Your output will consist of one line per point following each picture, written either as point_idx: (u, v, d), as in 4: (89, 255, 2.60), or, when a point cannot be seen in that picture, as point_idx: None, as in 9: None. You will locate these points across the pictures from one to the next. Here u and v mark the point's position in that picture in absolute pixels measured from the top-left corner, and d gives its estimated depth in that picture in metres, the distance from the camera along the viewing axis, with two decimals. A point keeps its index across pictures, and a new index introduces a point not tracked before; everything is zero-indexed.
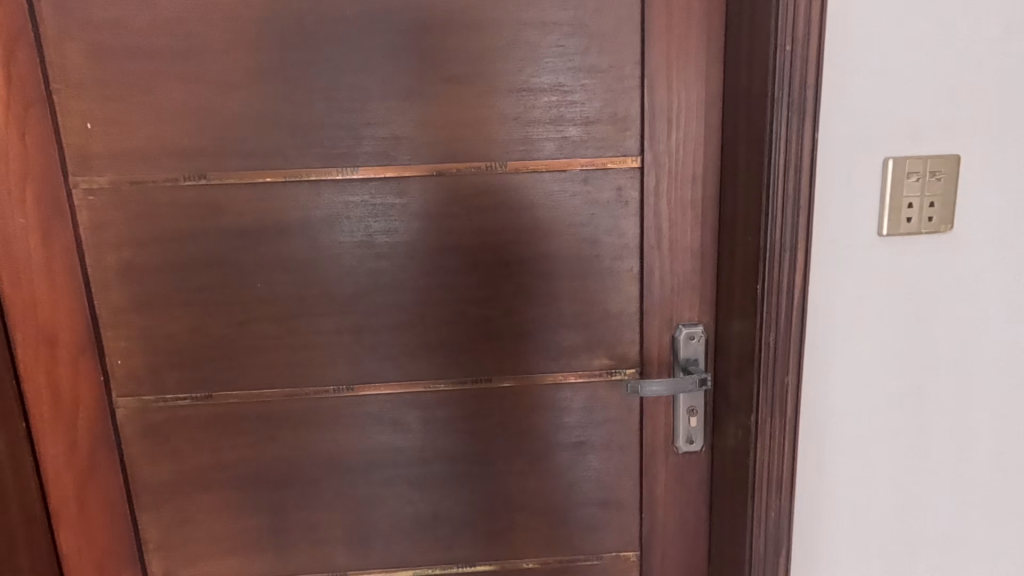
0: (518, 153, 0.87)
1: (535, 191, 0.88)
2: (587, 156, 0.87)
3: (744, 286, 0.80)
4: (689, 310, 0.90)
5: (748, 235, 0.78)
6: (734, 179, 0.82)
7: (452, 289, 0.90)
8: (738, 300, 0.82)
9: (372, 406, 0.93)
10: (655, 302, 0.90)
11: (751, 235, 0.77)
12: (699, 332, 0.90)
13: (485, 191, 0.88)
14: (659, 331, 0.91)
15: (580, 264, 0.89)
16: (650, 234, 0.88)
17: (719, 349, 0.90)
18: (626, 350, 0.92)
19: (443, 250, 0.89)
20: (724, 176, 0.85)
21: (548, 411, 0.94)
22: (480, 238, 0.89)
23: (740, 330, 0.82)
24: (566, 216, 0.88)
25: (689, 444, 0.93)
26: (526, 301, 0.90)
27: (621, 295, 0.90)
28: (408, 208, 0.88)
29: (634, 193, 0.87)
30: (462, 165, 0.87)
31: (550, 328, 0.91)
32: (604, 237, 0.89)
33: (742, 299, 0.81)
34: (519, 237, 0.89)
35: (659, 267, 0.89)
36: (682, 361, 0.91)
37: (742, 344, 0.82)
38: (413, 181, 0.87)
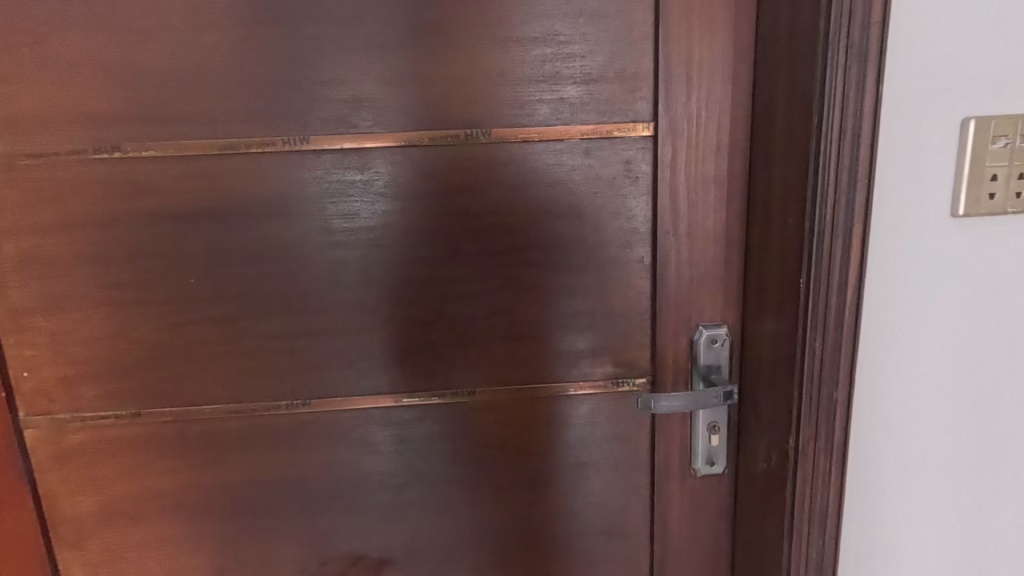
0: (506, 118, 0.71)
1: (526, 165, 0.72)
2: (589, 122, 0.71)
3: (783, 280, 0.65)
4: (710, 308, 0.76)
5: (790, 216, 0.63)
6: (770, 148, 0.66)
7: (427, 284, 0.75)
8: (774, 297, 0.67)
9: (334, 423, 0.78)
10: (670, 299, 0.75)
11: (794, 217, 0.62)
12: (722, 334, 0.76)
13: (467, 166, 0.72)
14: (674, 334, 0.76)
15: (581, 254, 0.75)
16: (665, 217, 0.73)
17: (746, 354, 0.75)
18: (635, 356, 0.77)
19: (416, 236, 0.74)
20: (755, 146, 0.70)
21: (544, 427, 0.79)
22: (460, 222, 0.74)
23: (776, 333, 0.67)
24: (565, 195, 0.73)
25: (711, 466, 0.79)
26: (516, 298, 0.76)
27: (630, 290, 0.76)
28: (373, 187, 0.73)
29: (645, 167, 0.72)
30: (437, 133, 0.72)
31: (546, 330, 0.77)
32: (610, 221, 0.74)
33: (778, 295, 0.66)
34: (508, 220, 0.74)
35: (675, 256, 0.74)
36: (704, 370, 0.76)
37: (779, 351, 0.67)
38: (378, 152, 0.72)
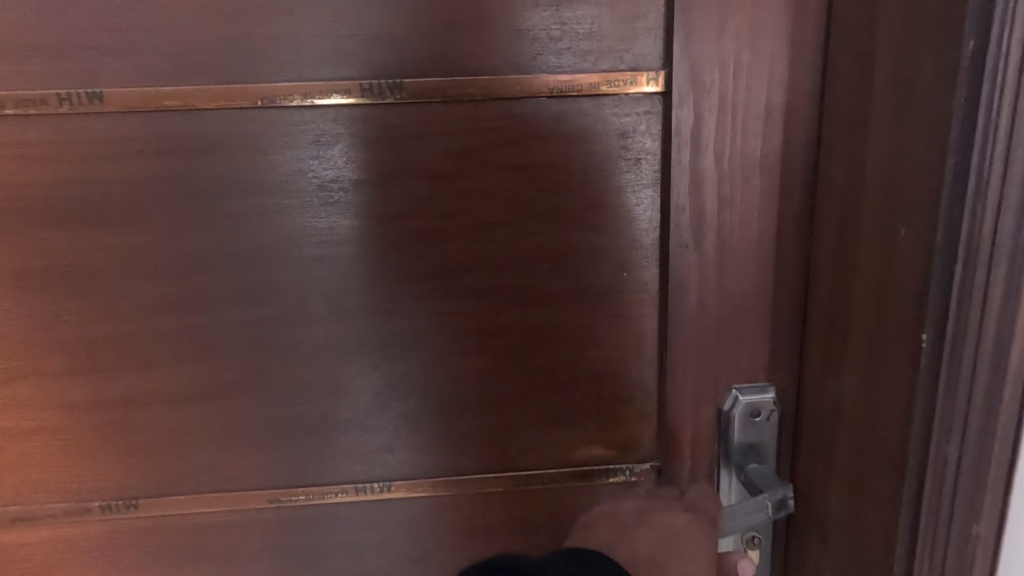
0: (429, 64, 0.45)
1: (462, 142, 0.46)
2: (562, 69, 0.45)
3: (887, 335, 0.39)
4: (749, 361, 0.50)
5: (912, 228, 0.36)
6: (863, 112, 0.40)
7: (313, 326, 0.49)
8: (865, 359, 0.41)
9: (178, 533, 0.52)
10: (687, 348, 0.49)
11: (918, 232, 0.36)
12: (768, 403, 0.50)
13: (370, 142, 0.46)
14: (692, 399, 0.50)
15: (550, 279, 0.49)
16: (682, 223, 0.47)
17: (801, 436, 0.49)
18: (633, 431, 0.52)
19: (292, 251, 0.47)
20: (829, 110, 0.43)
21: (496, 531, 0.54)
22: (361, 231, 0.47)
23: (867, 418, 0.41)
24: (524, 189, 0.47)
25: None
26: (453, 345, 0.50)
27: (625, 333, 0.50)
28: (215, 174, 0.45)
29: (649, 143, 0.46)
30: (315, 85, 0.44)
31: (498, 392, 0.51)
32: (595, 230, 0.48)
33: (872, 353, 0.40)
34: (438, 228, 0.48)
35: (696, 283, 0.48)
36: (740, 455, 0.50)
37: (873, 448, 0.41)
38: (218, 117, 0.44)
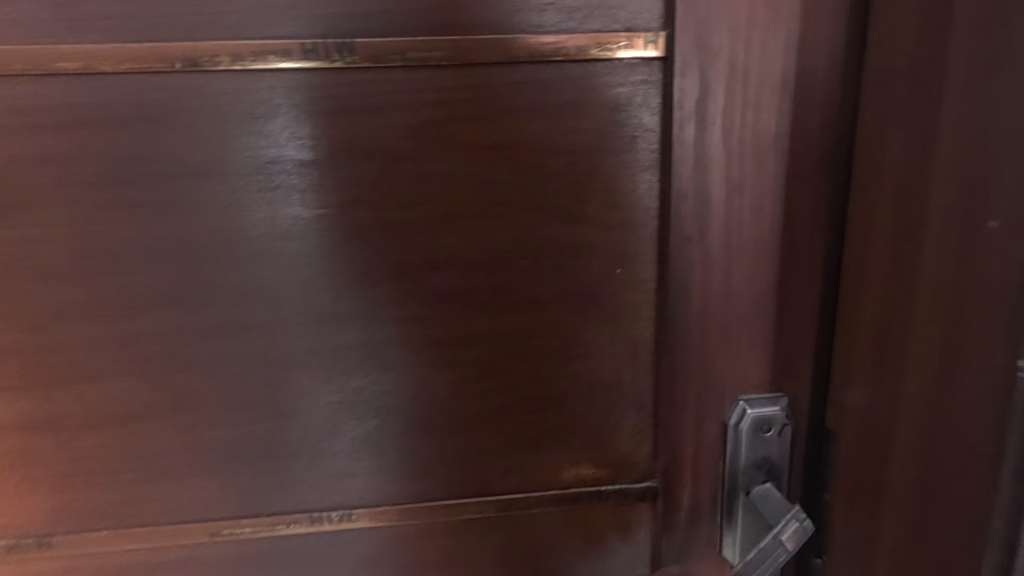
0: (385, 21, 0.37)
1: (427, 115, 0.39)
2: (544, 29, 0.38)
3: (972, 358, 0.32)
4: (758, 369, 0.44)
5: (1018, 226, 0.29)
6: (931, 80, 0.33)
7: (255, 333, 0.42)
8: (936, 385, 0.34)
9: (101, 574, 0.45)
10: (689, 355, 0.43)
11: (1018, 229, 0.29)
12: (779, 416, 0.44)
13: (319, 118, 0.38)
14: (693, 413, 0.44)
15: (531, 278, 0.42)
16: (684, 211, 0.40)
17: (833, 466, 0.43)
18: (626, 449, 0.46)
19: (228, 245, 0.40)
20: (884, 80, 0.36)
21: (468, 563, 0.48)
22: (309, 222, 0.40)
23: (930, 456, 0.35)
24: (501, 173, 0.40)
25: None
26: (418, 355, 0.43)
27: (618, 338, 0.43)
28: (137, 155, 0.38)
29: (646, 117, 0.40)
30: (248, 45, 0.37)
31: (473, 407, 0.45)
32: (583, 220, 0.41)
33: (948, 374, 0.33)
34: (399, 219, 0.41)
35: (700, 280, 0.41)
36: (746, 475, 0.45)
37: (945, 493, 0.34)
38: (129, 83, 0.36)
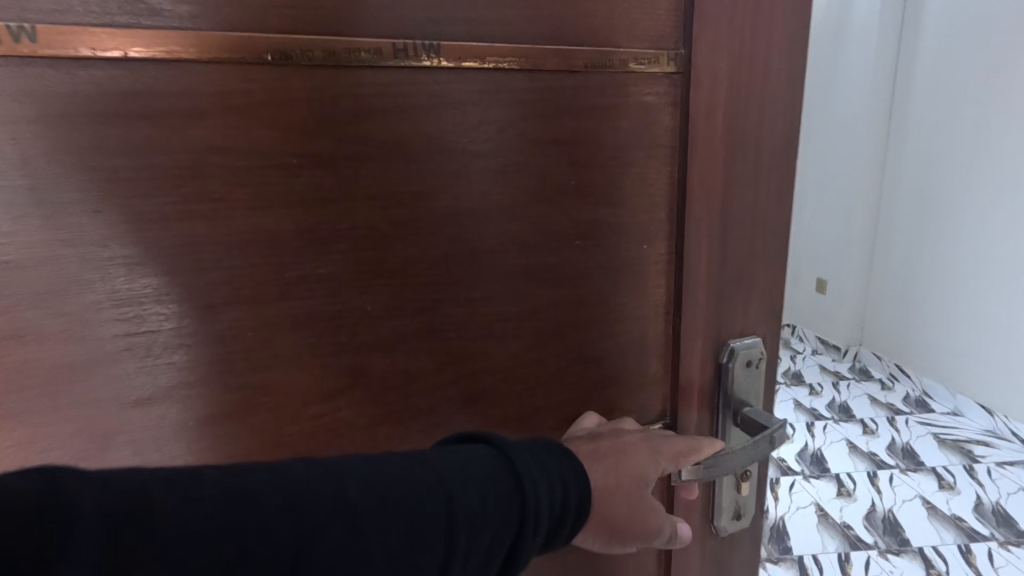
0: (465, 28, 0.41)
1: (499, 113, 0.43)
2: (595, 44, 0.45)
3: None
4: (744, 318, 0.56)
5: None
6: None
7: (335, 327, 0.41)
8: None
9: None
10: (698, 313, 0.54)
11: None
12: (758, 353, 0.56)
13: (295, 121, 0.37)
14: (700, 358, 0.55)
15: (581, 256, 0.49)
16: (700, 196, 0.50)
17: None
18: (647, 394, 0.56)
19: (312, 238, 0.39)
20: None
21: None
22: (392, 212, 0.41)
23: None
24: (560, 165, 0.46)
25: (735, 520, 0.61)
26: (487, 333, 0.47)
27: (643, 301, 0.53)
28: (208, 149, 0.36)
29: (669, 120, 0.49)
30: (341, 40, 0.37)
31: (532, 374, 0.50)
32: (621, 207, 0.49)
33: None
34: (474, 208, 0.44)
35: (708, 250, 0.52)
36: (735, 403, 0.57)
37: None
38: (213, 73, 0.35)
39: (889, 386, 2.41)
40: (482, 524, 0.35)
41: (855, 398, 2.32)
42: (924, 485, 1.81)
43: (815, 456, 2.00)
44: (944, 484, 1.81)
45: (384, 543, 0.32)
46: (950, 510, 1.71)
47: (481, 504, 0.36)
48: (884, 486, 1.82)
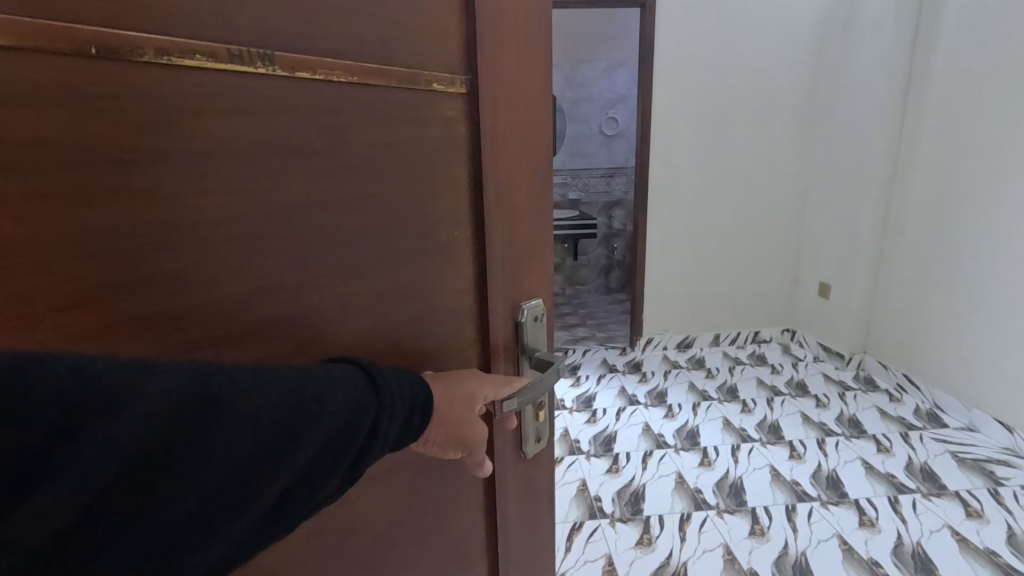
0: (295, 41, 0.46)
1: (331, 119, 0.49)
2: (405, 66, 0.54)
3: None
4: (531, 285, 0.73)
5: None
6: None
7: (186, 319, 0.43)
8: None
9: None
10: (499, 284, 0.68)
11: None
12: (540, 309, 0.74)
13: (131, 118, 0.38)
14: (504, 320, 0.70)
15: (409, 243, 0.59)
16: (492, 191, 0.64)
17: None
18: (468, 353, 0.68)
19: (159, 233, 0.40)
20: None
21: (379, 479, 0.61)
22: (236, 207, 0.44)
23: None
24: (387, 165, 0.54)
25: (537, 442, 0.78)
26: (335, 317, 0.53)
27: (458, 277, 0.65)
28: (31, 142, 0.34)
29: (466, 130, 0.61)
30: (177, 45, 0.39)
31: (375, 349, 0.57)
32: (435, 200, 0.60)
33: None
34: (312, 203, 0.49)
35: (502, 233, 0.67)
36: (529, 350, 0.73)
37: None
38: (31, 63, 0.34)
39: (899, 398, 2.78)
40: (350, 408, 0.43)
41: (863, 411, 2.68)
42: (951, 513, 1.95)
43: (832, 480, 2.17)
44: (972, 511, 1.95)
45: (269, 415, 0.39)
46: (984, 544, 1.81)
47: (349, 399, 0.43)
48: (908, 513, 1.97)
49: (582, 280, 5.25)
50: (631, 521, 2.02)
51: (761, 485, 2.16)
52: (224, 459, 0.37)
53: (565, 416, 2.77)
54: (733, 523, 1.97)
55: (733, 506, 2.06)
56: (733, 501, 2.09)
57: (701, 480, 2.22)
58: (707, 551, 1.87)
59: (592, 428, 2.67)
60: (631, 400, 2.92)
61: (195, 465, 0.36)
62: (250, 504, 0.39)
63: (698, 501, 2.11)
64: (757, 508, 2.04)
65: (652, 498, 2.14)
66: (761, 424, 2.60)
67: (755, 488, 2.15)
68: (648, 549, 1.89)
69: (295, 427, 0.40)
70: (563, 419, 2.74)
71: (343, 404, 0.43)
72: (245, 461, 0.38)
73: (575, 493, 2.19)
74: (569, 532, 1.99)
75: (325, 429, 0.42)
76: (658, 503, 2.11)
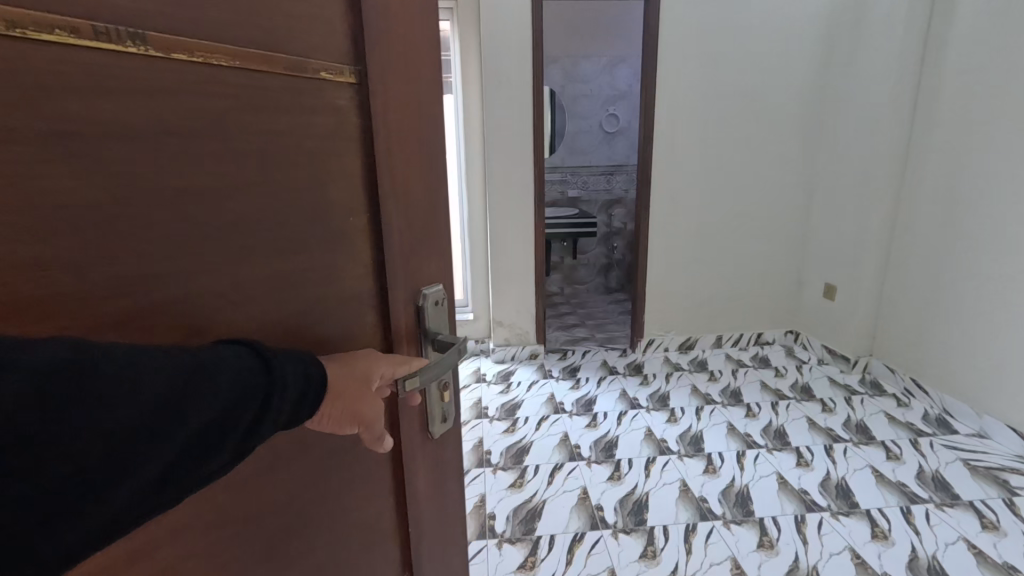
0: (169, 22, 0.45)
1: (214, 103, 0.49)
2: (290, 54, 0.55)
3: None
4: (429, 271, 0.76)
5: None
6: None
7: (62, 306, 0.41)
8: None
9: None
10: (399, 271, 0.70)
11: None
12: (440, 294, 0.77)
13: None
14: (405, 306, 0.73)
15: (304, 230, 0.59)
16: (387, 180, 0.66)
17: None
18: (371, 338, 0.70)
19: (24, 216, 0.38)
20: None
21: (286, 468, 0.61)
22: (114, 190, 0.43)
23: None
24: (278, 151, 0.55)
25: (444, 423, 0.81)
26: (228, 304, 0.52)
27: (356, 265, 0.66)
28: None
29: (357, 120, 0.63)
30: (37, 17, 0.38)
31: (274, 336, 0.57)
32: (329, 188, 0.61)
33: None
34: (196, 188, 0.49)
35: (398, 221, 0.69)
36: (432, 333, 0.76)
37: None
38: None
39: (905, 401, 3.01)
40: (236, 381, 0.47)
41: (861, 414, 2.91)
42: (968, 525, 2.06)
43: (842, 488, 2.30)
44: (988, 522, 2.07)
45: (151, 385, 0.42)
46: (1002, 557, 1.90)
47: (236, 372, 0.47)
48: (923, 527, 2.06)
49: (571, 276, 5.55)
50: (636, 531, 2.09)
51: (767, 494, 2.28)
52: (105, 436, 0.40)
53: (561, 419, 2.93)
54: (740, 536, 2.04)
55: (741, 516, 2.14)
56: (738, 509, 2.19)
57: (709, 491, 2.31)
58: (714, 564, 1.92)
59: (592, 432, 2.79)
60: (633, 403, 3.10)
61: (72, 432, 0.39)
62: (135, 468, 0.42)
63: (702, 511, 2.18)
64: (766, 519, 2.13)
65: (654, 506, 2.22)
66: (776, 434, 2.73)
67: (761, 500, 2.24)
68: (653, 564, 1.93)
69: (179, 395, 0.44)
70: (565, 426, 2.85)
71: (229, 377, 0.47)
72: (128, 427, 0.41)
73: (576, 503, 2.25)
74: (570, 545, 2.02)
75: (212, 399, 0.45)
76: (663, 516, 2.16)
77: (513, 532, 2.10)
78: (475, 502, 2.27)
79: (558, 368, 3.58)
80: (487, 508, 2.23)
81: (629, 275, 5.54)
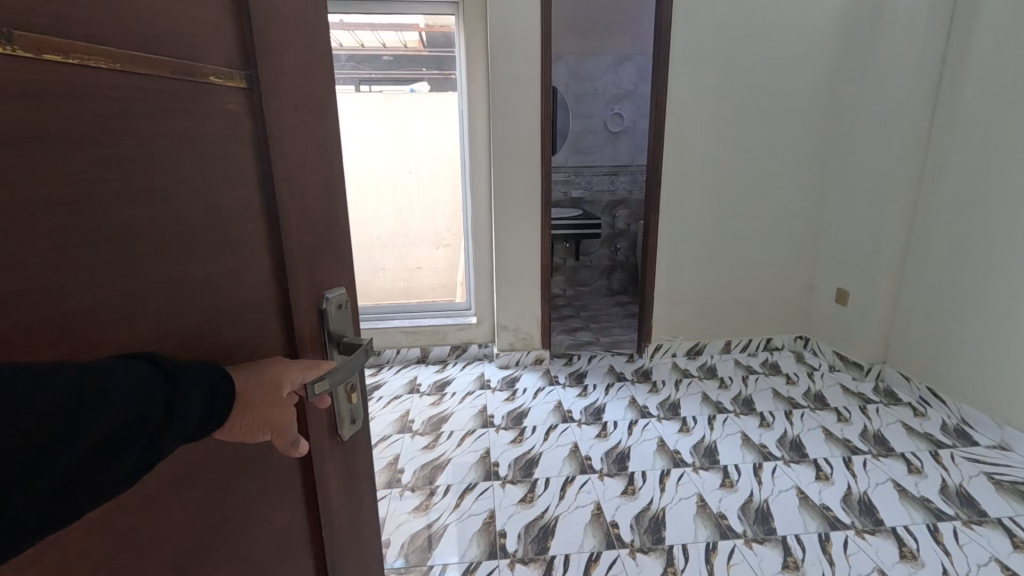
0: (39, 22, 0.45)
1: (91, 106, 0.49)
2: (175, 58, 0.55)
3: None
4: (331, 274, 0.78)
5: None
6: None
7: None
8: None
9: None
10: (300, 274, 0.72)
11: None
12: (343, 297, 0.79)
13: None
14: (307, 308, 0.74)
15: (195, 234, 0.59)
16: (284, 184, 0.68)
17: None
18: (274, 342, 0.70)
19: None
20: None
21: (187, 479, 0.61)
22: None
23: None
24: (162, 155, 0.55)
25: (352, 424, 0.83)
26: (111, 309, 0.52)
27: (256, 269, 0.67)
28: None
29: (250, 124, 0.64)
30: None
31: (162, 342, 0.57)
32: (223, 192, 0.62)
33: None
34: (75, 193, 0.48)
35: (298, 225, 0.70)
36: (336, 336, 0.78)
37: None
38: None
39: (923, 411, 2.96)
40: (141, 394, 0.49)
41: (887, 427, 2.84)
42: (997, 546, 2.02)
43: (864, 505, 2.26)
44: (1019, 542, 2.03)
45: (52, 397, 0.43)
46: None
47: (141, 386, 0.49)
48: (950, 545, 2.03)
49: (575, 279, 5.55)
50: (654, 550, 2.06)
51: (787, 510, 2.25)
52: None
53: (572, 428, 2.93)
54: (764, 555, 2.02)
55: (763, 534, 2.12)
56: (761, 527, 2.16)
57: (726, 505, 2.29)
58: None
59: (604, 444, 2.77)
60: (645, 411, 3.09)
61: None
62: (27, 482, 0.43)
63: (723, 529, 2.16)
64: (788, 538, 2.10)
65: (672, 523, 2.19)
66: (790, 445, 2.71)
67: (785, 514, 2.22)
68: None
69: (80, 407, 0.45)
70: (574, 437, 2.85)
71: (134, 391, 0.48)
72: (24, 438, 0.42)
73: (591, 520, 2.23)
74: (587, 564, 2.00)
75: (114, 412, 0.47)
76: (682, 535, 2.13)
77: (525, 552, 2.07)
78: (484, 519, 2.26)
79: (564, 372, 3.61)
80: (496, 525, 2.22)
81: (632, 278, 5.56)
